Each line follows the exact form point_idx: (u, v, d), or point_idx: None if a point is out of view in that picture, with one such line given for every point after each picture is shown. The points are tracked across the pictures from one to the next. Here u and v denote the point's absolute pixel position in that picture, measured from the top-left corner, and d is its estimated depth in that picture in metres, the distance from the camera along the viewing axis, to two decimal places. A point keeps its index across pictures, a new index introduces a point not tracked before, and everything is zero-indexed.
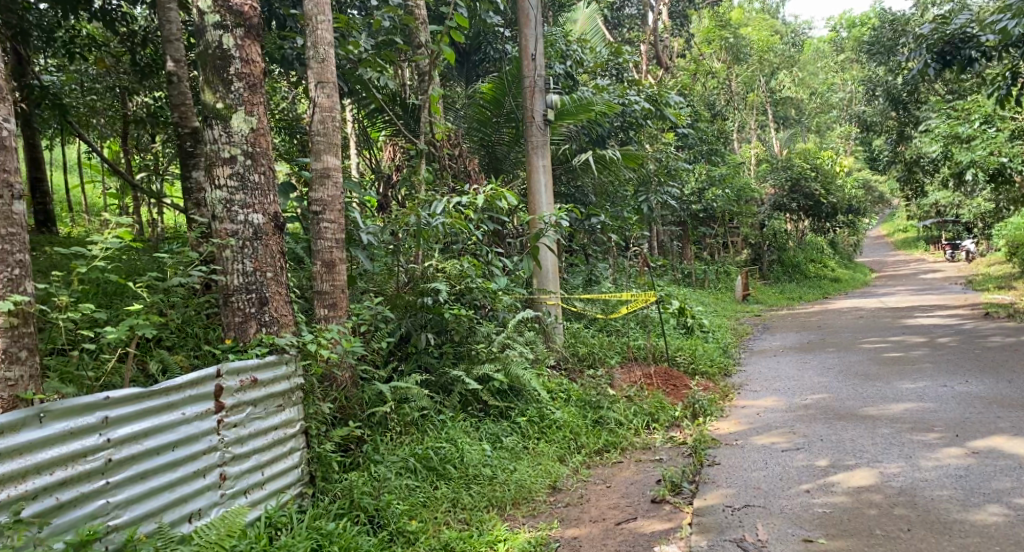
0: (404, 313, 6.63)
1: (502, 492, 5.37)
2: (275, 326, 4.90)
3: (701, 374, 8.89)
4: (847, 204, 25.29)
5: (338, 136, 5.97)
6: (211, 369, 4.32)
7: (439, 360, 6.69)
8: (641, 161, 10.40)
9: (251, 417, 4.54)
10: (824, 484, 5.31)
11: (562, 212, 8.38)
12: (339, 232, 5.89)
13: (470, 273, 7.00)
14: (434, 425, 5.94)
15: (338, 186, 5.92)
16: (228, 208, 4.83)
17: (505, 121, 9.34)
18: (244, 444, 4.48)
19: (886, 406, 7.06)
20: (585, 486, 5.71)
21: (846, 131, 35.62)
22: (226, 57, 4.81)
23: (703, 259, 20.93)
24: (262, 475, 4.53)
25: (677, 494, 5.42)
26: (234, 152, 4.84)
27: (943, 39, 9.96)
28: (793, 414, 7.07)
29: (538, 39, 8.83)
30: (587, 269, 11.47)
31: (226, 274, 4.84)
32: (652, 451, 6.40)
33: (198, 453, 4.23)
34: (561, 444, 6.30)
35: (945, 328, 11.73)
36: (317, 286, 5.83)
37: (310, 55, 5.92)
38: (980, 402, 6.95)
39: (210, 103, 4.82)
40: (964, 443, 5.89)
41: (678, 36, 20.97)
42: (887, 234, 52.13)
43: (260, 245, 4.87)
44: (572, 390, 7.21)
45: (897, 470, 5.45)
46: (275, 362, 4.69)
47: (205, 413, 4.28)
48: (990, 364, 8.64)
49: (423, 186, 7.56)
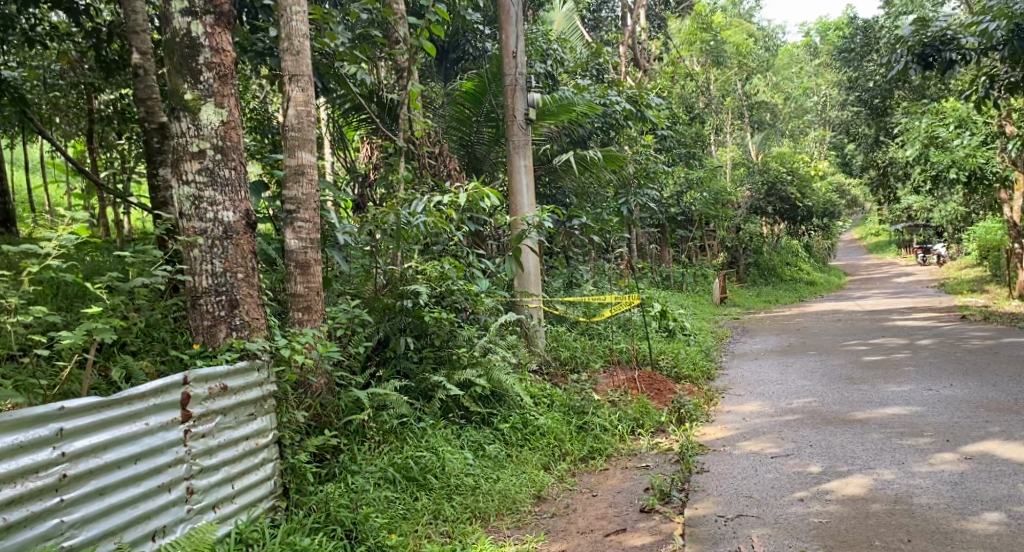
0: (382, 316, 6.38)
1: (485, 503, 5.16)
2: (246, 330, 4.65)
3: (684, 378, 8.73)
4: (823, 207, 25.34)
5: (313, 132, 5.74)
6: (177, 376, 4.05)
7: (419, 365, 6.46)
8: (623, 162, 10.22)
9: (220, 427, 4.28)
10: (818, 492, 5.14)
11: (545, 213, 8.18)
12: (314, 232, 5.64)
13: (450, 274, 6.76)
14: (414, 433, 5.71)
15: (313, 184, 5.68)
16: (197, 206, 4.57)
17: (485, 120, 9.15)
18: (213, 456, 4.22)
19: (873, 410, 6.91)
20: (571, 495, 5.50)
21: (821, 136, 35.75)
22: (195, 45, 4.56)
23: (682, 262, 20.82)
24: (232, 488, 4.28)
25: (666, 503, 5.23)
26: (203, 146, 4.58)
27: (922, 41, 9.71)
28: (780, 419, 6.91)
29: (520, 37, 8.64)
30: (567, 272, 11.28)
31: (195, 275, 4.58)
32: (638, 458, 6.22)
33: (163, 466, 3.97)
34: (544, 451, 6.10)
35: (925, 331, 11.65)
36: (291, 288, 5.59)
37: (285, 47, 5.68)
38: (967, 406, 6.83)
39: (178, 93, 4.55)
40: (956, 448, 5.73)
41: (656, 38, 20.89)
42: (860, 237, 52.56)
43: (230, 245, 4.62)
44: (555, 395, 7.00)
45: (891, 477, 5.27)
46: (246, 369, 4.44)
47: (171, 423, 4.02)
48: (973, 367, 8.53)
49: (402, 185, 7.31)
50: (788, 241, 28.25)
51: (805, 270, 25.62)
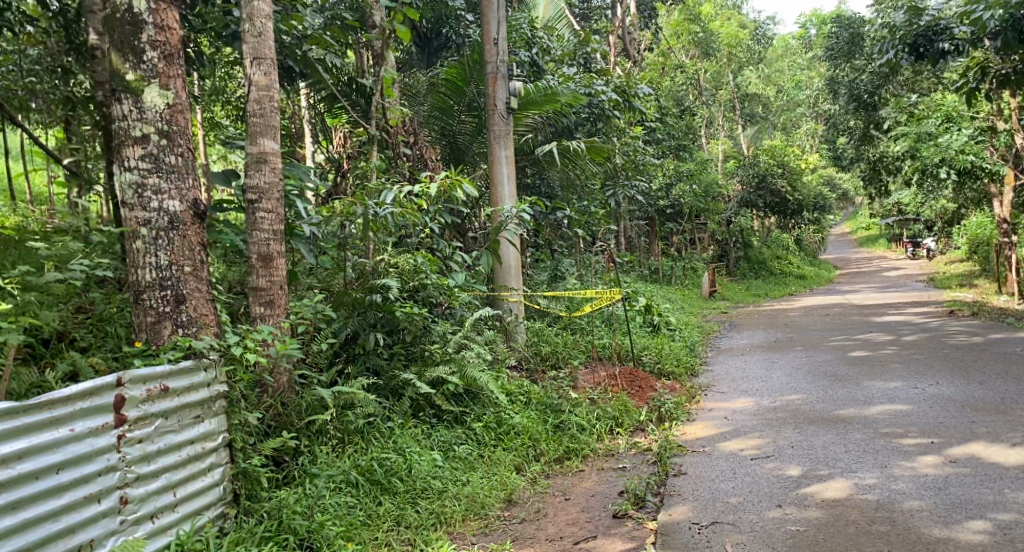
0: (352, 311, 6.11)
1: (452, 508, 4.92)
2: (194, 327, 4.40)
3: (667, 375, 8.51)
4: (813, 201, 25.16)
5: (276, 118, 5.48)
6: (110, 378, 3.81)
7: (390, 362, 6.16)
8: (609, 153, 9.91)
9: (161, 432, 4.04)
10: (798, 497, 4.90)
11: (525, 205, 7.94)
12: (277, 223, 5.37)
13: (424, 268, 6.45)
14: (381, 434, 5.46)
15: (276, 172, 5.41)
16: (140, 194, 4.31)
17: (467, 109, 8.82)
18: (151, 462, 3.98)
19: (858, 409, 6.68)
20: (542, 498, 5.27)
21: (812, 129, 35.56)
22: (137, 22, 4.28)
23: (671, 254, 20.59)
24: (173, 497, 4.05)
25: (640, 508, 5.00)
26: (146, 131, 4.32)
27: (915, 31, 9.46)
28: (764, 418, 6.68)
29: (502, 23, 8.38)
30: (552, 265, 11.03)
31: (137, 268, 4.32)
32: (615, 458, 5.98)
33: (91, 475, 3.73)
34: (518, 451, 5.86)
35: (913, 326, 11.45)
36: (253, 282, 5.33)
37: (246, 28, 5.39)
38: (954, 406, 6.60)
39: (119, 74, 4.28)
40: (942, 450, 5.50)
41: (647, 28, 20.50)
42: (851, 231, 52.64)
43: (176, 236, 4.36)
44: (532, 392, 6.74)
45: (874, 481, 5.03)
46: (191, 369, 4.19)
47: (102, 428, 3.78)
48: (961, 364, 8.30)
49: (374, 174, 7.05)
50: (780, 234, 28.06)
51: (795, 263, 25.47)
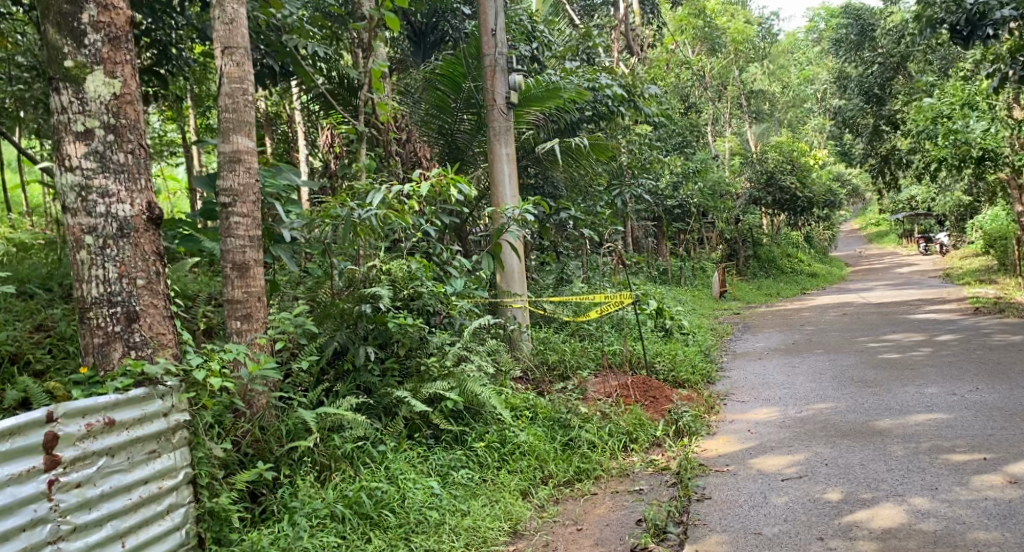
0: (340, 324, 5.53)
1: (450, 543, 4.38)
2: (149, 348, 3.90)
3: (683, 383, 7.95)
4: (823, 197, 24.50)
5: (251, 113, 4.95)
6: (39, 413, 3.32)
7: (382, 379, 5.60)
8: (614, 150, 9.31)
9: (105, 472, 3.54)
10: (844, 527, 4.36)
11: (528, 204, 7.39)
12: (252, 228, 4.84)
13: (418, 274, 5.95)
14: (372, 459, 4.94)
15: (251, 173, 4.88)
16: (85, 198, 3.80)
17: (465, 107, 8.20)
18: (94, 509, 3.49)
19: (896, 420, 6.12)
20: (551, 529, 4.74)
21: (822, 126, 34.74)
22: (75, 2, 3.77)
23: (679, 256, 19.97)
24: (123, 546, 3.57)
25: (661, 541, 4.46)
26: (90, 125, 3.81)
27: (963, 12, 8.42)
28: (793, 430, 6.15)
29: (500, 13, 7.92)
30: (557, 268, 10.46)
31: (82, 282, 3.82)
32: (631, 479, 5.43)
33: (14, 531, 3.23)
34: (524, 474, 5.31)
35: (940, 325, 10.82)
36: (225, 294, 4.82)
37: (215, 14, 4.87)
38: (1000, 415, 6.04)
39: (57, 59, 3.77)
40: (998, 468, 4.94)
41: (650, 25, 19.88)
42: (859, 229, 51.66)
43: (128, 245, 3.86)
44: (539, 406, 6.20)
45: (928, 506, 4.49)
46: (142, 398, 3.70)
47: (28, 474, 3.28)
48: (999, 367, 7.71)
49: (364, 175, 6.53)
50: (788, 232, 27.42)
51: (806, 263, 24.82)
